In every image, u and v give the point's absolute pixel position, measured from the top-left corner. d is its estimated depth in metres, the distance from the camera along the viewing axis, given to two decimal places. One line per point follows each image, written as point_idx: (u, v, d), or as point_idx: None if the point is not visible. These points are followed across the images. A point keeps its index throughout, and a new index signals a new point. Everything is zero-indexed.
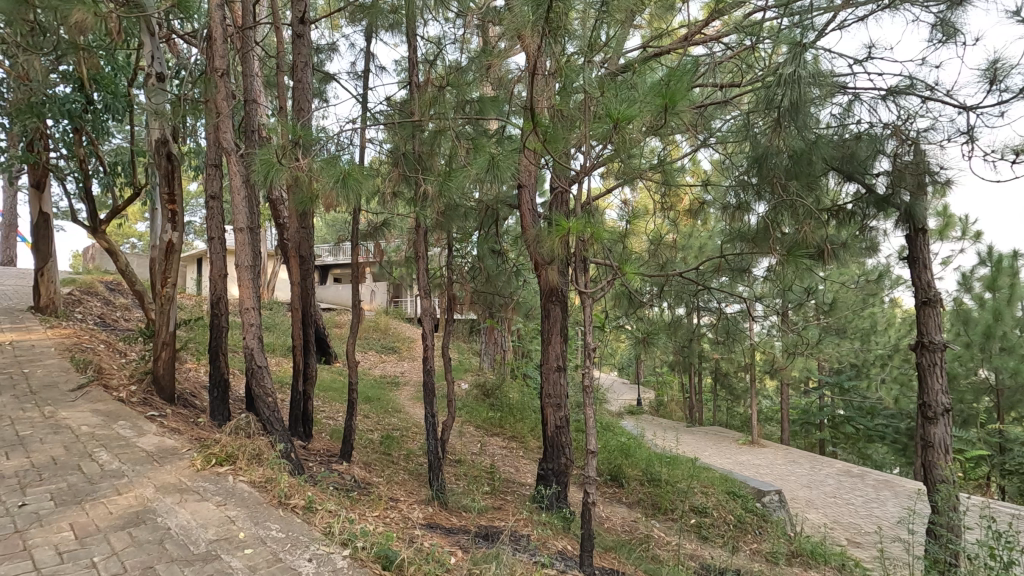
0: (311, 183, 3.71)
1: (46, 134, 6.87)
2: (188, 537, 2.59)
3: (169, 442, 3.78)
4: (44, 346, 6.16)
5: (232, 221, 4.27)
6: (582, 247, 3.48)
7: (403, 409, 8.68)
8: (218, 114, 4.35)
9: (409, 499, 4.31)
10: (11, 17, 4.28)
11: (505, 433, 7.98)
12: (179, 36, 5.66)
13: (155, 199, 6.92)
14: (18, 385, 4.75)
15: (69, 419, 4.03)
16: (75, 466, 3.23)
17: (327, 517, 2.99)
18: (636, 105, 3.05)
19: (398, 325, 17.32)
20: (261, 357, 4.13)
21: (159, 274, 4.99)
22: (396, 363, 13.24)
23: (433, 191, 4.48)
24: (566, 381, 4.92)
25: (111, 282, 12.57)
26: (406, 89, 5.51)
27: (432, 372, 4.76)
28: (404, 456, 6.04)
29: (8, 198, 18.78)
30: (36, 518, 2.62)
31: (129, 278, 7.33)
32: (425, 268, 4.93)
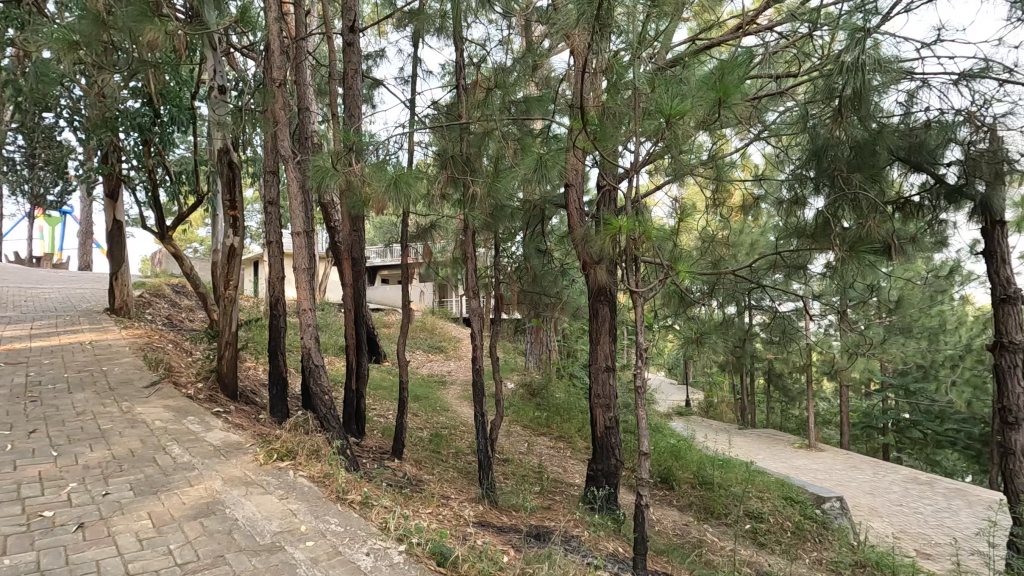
0: (364, 187, 3.82)
1: (119, 146, 7.33)
2: (254, 528, 2.72)
3: (234, 437, 3.97)
4: (120, 345, 6.60)
5: (290, 225, 4.44)
6: (632, 245, 3.45)
7: (450, 408, 8.80)
8: (276, 123, 4.53)
9: (459, 497, 4.37)
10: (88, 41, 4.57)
11: (552, 433, 7.97)
12: (238, 49, 5.91)
13: (216, 206, 7.26)
14: (98, 381, 5.09)
15: (144, 414, 4.29)
16: (151, 458, 3.44)
17: (383, 513, 3.07)
18: (690, 100, 2.99)
19: (445, 325, 17.59)
20: (318, 356, 4.28)
21: (222, 277, 5.24)
22: (443, 362, 13.45)
23: (482, 193, 4.51)
24: (615, 381, 4.85)
25: (177, 285, 13.32)
26: (452, 92, 5.58)
27: (481, 372, 4.80)
28: (453, 454, 6.13)
29: (85, 208, 20.22)
30: (119, 506, 2.80)
31: (193, 281, 7.72)
32: (473, 268, 4.98)
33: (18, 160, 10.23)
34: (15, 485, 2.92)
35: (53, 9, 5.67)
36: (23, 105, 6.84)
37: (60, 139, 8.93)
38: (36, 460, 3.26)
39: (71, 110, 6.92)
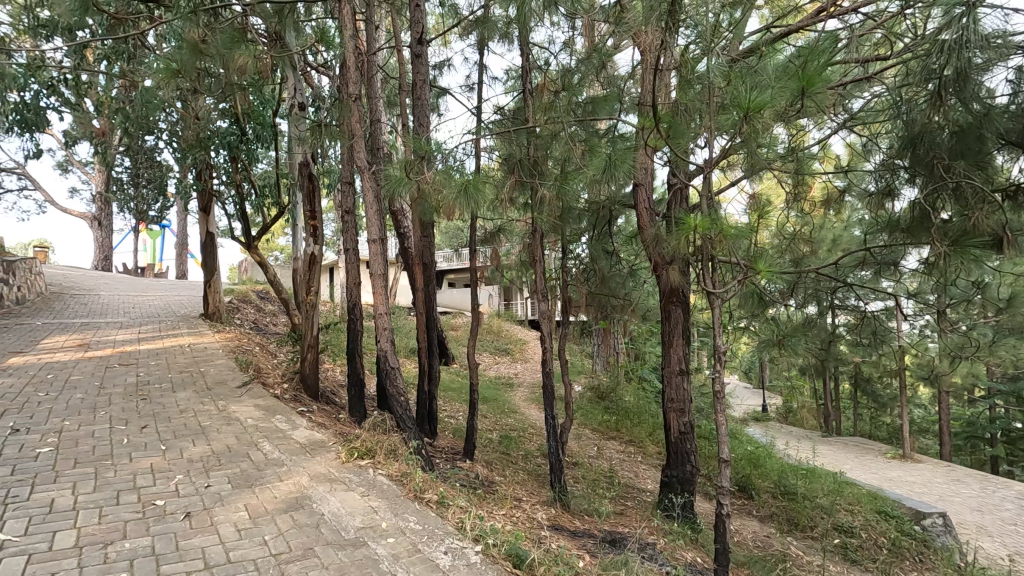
0: (436, 194, 3.92)
1: (211, 164, 7.93)
2: (340, 523, 2.85)
3: (318, 435, 4.19)
4: (214, 348, 7.15)
5: (366, 233, 4.62)
6: (708, 244, 3.35)
7: (518, 410, 8.85)
8: (352, 135, 4.73)
9: (532, 499, 4.39)
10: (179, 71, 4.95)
11: (622, 437, 7.85)
12: (315, 67, 6.24)
13: (297, 216, 7.68)
14: (197, 381, 5.52)
15: (238, 412, 4.61)
16: (246, 454, 3.69)
17: (459, 513, 3.14)
18: (770, 91, 2.85)
19: (511, 327, 17.74)
20: (393, 358, 4.43)
21: (304, 284, 5.53)
22: (509, 364, 13.56)
23: (551, 196, 4.51)
24: (690, 385, 4.69)
25: (262, 291, 14.24)
26: (517, 96, 5.63)
27: (550, 375, 4.79)
28: (523, 456, 6.16)
29: (181, 221, 22.04)
30: (220, 498, 3.02)
31: (277, 288, 8.21)
32: (542, 271, 4.98)
33: (124, 180, 11.27)
34: (131, 475, 3.20)
35: (155, 42, 6.21)
36: (129, 130, 7.52)
37: (159, 159, 9.75)
38: (147, 453, 3.57)
39: (170, 132, 7.56)
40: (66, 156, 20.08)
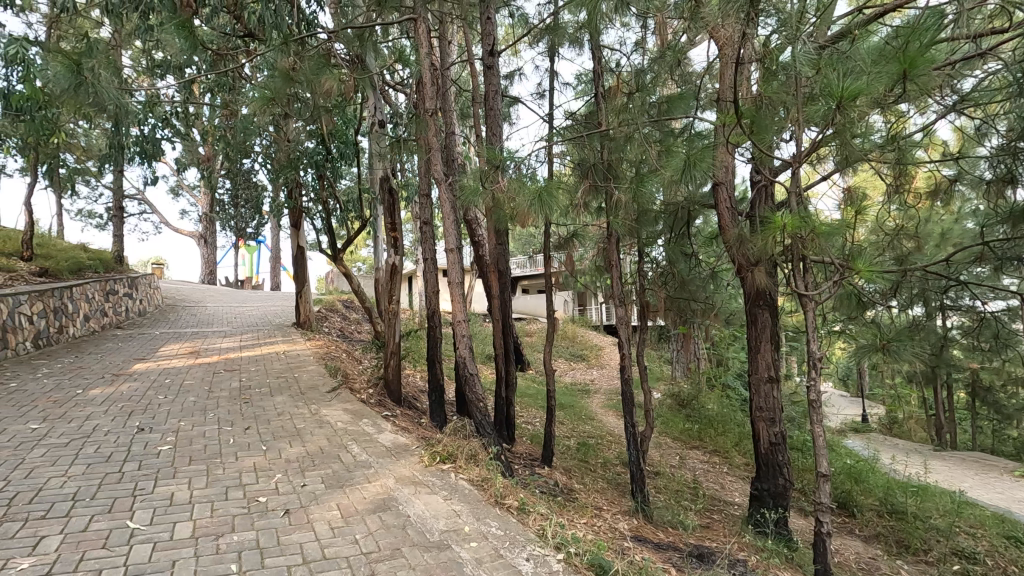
0: (511, 203, 3.98)
1: (301, 183, 8.48)
2: (424, 525, 2.93)
3: (402, 439, 4.34)
4: (306, 355, 7.64)
5: (444, 243, 4.73)
6: (798, 244, 3.16)
7: (595, 417, 8.73)
8: (429, 149, 4.88)
9: (612, 509, 4.31)
10: (274, 102, 5.35)
11: (705, 447, 7.53)
12: (392, 86, 6.52)
13: (378, 228, 8.03)
14: (292, 385, 5.91)
15: (328, 416, 4.87)
16: (336, 455, 3.89)
17: (540, 520, 3.14)
18: (866, 78, 2.64)
19: (586, 333, 17.56)
20: (472, 364, 4.53)
21: (386, 293, 5.77)
22: (585, 370, 13.42)
23: (627, 199, 4.45)
24: (781, 393, 4.43)
25: (347, 300, 15.02)
26: (588, 100, 5.60)
27: (629, 382, 4.69)
28: (602, 465, 6.06)
29: (275, 237, 23.74)
30: (315, 497, 3.20)
31: (361, 297, 8.62)
32: (618, 276, 4.89)
33: (226, 200, 12.30)
34: (237, 473, 3.47)
35: (252, 74, 6.76)
36: (230, 155, 8.21)
37: (255, 180, 10.57)
38: (250, 452, 3.86)
39: (264, 155, 8.17)
40: (178, 181, 22.27)
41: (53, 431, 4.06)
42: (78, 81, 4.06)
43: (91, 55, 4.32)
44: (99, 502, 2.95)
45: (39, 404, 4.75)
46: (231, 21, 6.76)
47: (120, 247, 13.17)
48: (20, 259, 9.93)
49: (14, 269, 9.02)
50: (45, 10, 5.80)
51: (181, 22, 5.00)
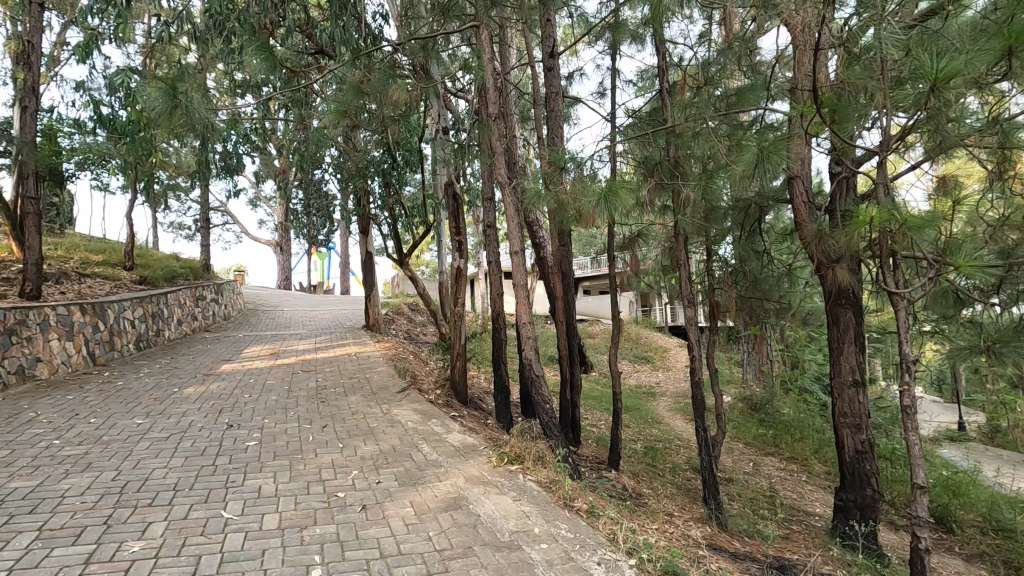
0: (575, 204, 3.96)
1: (369, 190, 8.82)
2: (495, 526, 2.96)
3: (470, 440, 4.41)
4: (376, 356, 7.93)
5: (508, 246, 4.75)
6: (886, 238, 2.96)
7: (662, 420, 8.52)
8: (493, 154, 4.93)
9: (684, 515, 4.19)
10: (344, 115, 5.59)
11: (781, 454, 7.17)
12: (455, 93, 6.66)
13: (442, 232, 8.20)
14: (365, 386, 6.14)
15: (399, 415, 5.03)
16: (408, 454, 4.00)
17: (610, 524, 3.10)
18: (965, 57, 2.44)
19: (651, 334, 17.17)
20: (538, 367, 4.54)
21: (452, 296, 5.88)
22: (650, 372, 13.14)
23: (695, 196, 4.34)
24: (867, 398, 4.16)
25: (413, 303, 15.46)
26: (652, 97, 5.49)
27: (701, 385, 4.54)
28: (671, 469, 5.90)
29: (344, 243, 24.82)
30: (389, 494, 3.31)
31: (426, 300, 8.83)
32: (687, 276, 4.74)
33: (300, 210, 12.98)
34: (317, 469, 3.65)
35: (324, 89, 7.10)
36: (303, 167, 8.65)
37: (326, 190, 11.08)
38: (329, 449, 4.05)
39: (335, 165, 8.55)
40: (256, 193, 23.74)
41: (155, 426, 4.42)
42: (173, 104, 4.45)
43: (184, 80, 4.69)
44: (196, 493, 3.19)
45: (142, 401, 5.19)
46: (304, 40, 7.14)
47: (207, 256, 14.19)
48: (123, 269, 10.90)
49: (118, 278, 9.90)
50: (142, 41, 6.34)
51: (261, 44, 5.34)
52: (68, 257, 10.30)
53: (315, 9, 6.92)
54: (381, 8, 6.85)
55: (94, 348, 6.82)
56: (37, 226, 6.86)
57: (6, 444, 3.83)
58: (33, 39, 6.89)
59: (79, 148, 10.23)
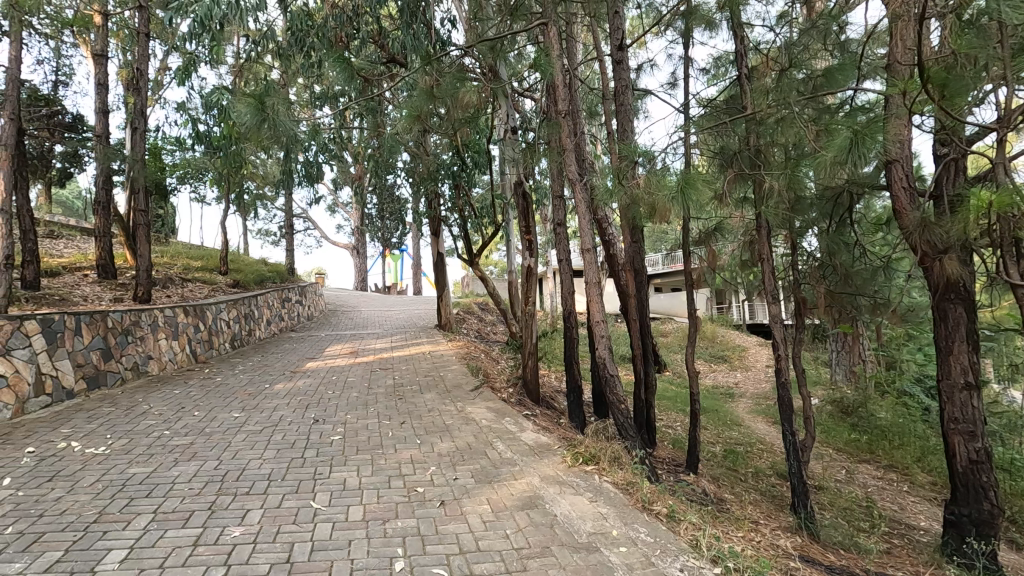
0: (649, 199, 3.85)
1: (439, 193, 9.03)
2: (572, 526, 2.93)
3: (544, 439, 4.40)
4: (449, 354, 8.11)
5: (579, 243, 4.67)
6: (1008, 225, 2.65)
7: (743, 422, 8.14)
8: (563, 151, 4.87)
9: (771, 523, 3.97)
10: (416, 121, 5.75)
11: (878, 461, 6.64)
12: (522, 93, 6.66)
13: (511, 232, 8.22)
14: (439, 384, 6.28)
15: (473, 413, 5.11)
16: (483, 452, 4.06)
17: (692, 529, 2.99)
18: None
19: (728, 333, 16.48)
20: (612, 366, 4.46)
21: (522, 295, 5.88)
22: (728, 372, 12.59)
23: (780, 186, 4.09)
24: (982, 403, 3.76)
25: (482, 303, 15.68)
26: (729, 84, 5.22)
27: (787, 387, 4.28)
28: (753, 474, 5.61)
29: (416, 245, 25.63)
30: (466, 491, 3.36)
31: (497, 299, 8.90)
32: (771, 271, 4.45)
33: (375, 215, 13.52)
34: (397, 464, 3.77)
35: (395, 96, 7.33)
36: (377, 172, 8.97)
37: (398, 194, 11.45)
38: (407, 445, 4.18)
39: (407, 170, 8.83)
40: (333, 199, 24.99)
41: (250, 420, 4.74)
42: (262, 117, 4.77)
43: (270, 95, 5.00)
44: (288, 483, 3.39)
45: (238, 396, 5.58)
46: (377, 50, 7.39)
47: (291, 260, 15.08)
48: (218, 273, 11.79)
49: (215, 282, 10.72)
50: (232, 61, 6.81)
51: (340, 57, 5.59)
52: (172, 263, 11.28)
53: (387, 19, 7.16)
54: (449, 13, 6.99)
55: (196, 346, 7.43)
56: (145, 234, 7.41)
57: (124, 434, 4.23)
58: (140, 66, 7.57)
59: (179, 164, 11.16)
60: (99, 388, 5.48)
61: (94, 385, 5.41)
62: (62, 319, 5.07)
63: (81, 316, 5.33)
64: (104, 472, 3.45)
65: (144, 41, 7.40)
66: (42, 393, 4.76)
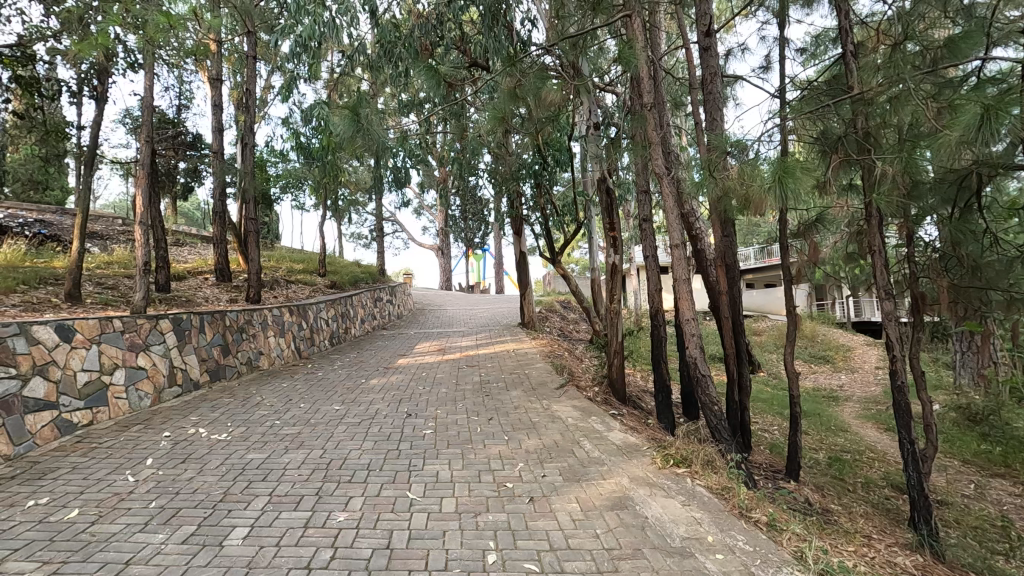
0: (743, 189, 3.66)
1: (521, 192, 9.12)
2: (664, 530, 2.85)
3: (632, 439, 4.32)
4: (534, 353, 8.15)
5: (668, 238, 4.53)
6: None
7: (850, 428, 7.53)
8: (649, 144, 4.73)
9: (887, 539, 3.65)
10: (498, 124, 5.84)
11: (1015, 477, 5.89)
12: (604, 87, 6.56)
13: (594, 229, 8.11)
14: (524, 382, 6.35)
15: (559, 411, 5.11)
16: (570, 450, 4.05)
17: (796, 540, 2.82)
18: None
19: (831, 332, 15.30)
20: (704, 366, 4.30)
21: (608, 292, 5.80)
22: (832, 374, 11.70)
23: (894, 171, 3.73)
24: None
25: (565, 301, 15.65)
26: (831, 64, 4.83)
27: (903, 391, 3.91)
28: (863, 485, 5.17)
29: (499, 245, 26.05)
30: (555, 488, 3.37)
31: (579, 298, 8.83)
32: (884, 264, 4.06)
33: (459, 216, 13.90)
34: (487, 459, 3.87)
35: (478, 99, 7.48)
36: (461, 174, 9.21)
37: (481, 195, 11.70)
38: (495, 441, 4.26)
39: (489, 171, 8.99)
40: (420, 202, 25.98)
41: (349, 412, 5.05)
42: (357, 127, 5.06)
43: (362, 106, 5.30)
44: (385, 473, 3.57)
45: (337, 390, 5.95)
46: (460, 56, 7.59)
47: (382, 262, 15.85)
48: (317, 275, 12.65)
49: (314, 283, 11.50)
50: (328, 76, 7.27)
51: (427, 65, 5.80)
52: (278, 267, 12.24)
53: (469, 24, 7.33)
54: (529, 13, 7.05)
55: (300, 343, 8.02)
56: (254, 240, 8.07)
57: (242, 422, 4.66)
58: (249, 87, 8.28)
59: (282, 174, 12.08)
60: (220, 380, 6.06)
61: (215, 378, 5.99)
62: (189, 318, 5.66)
63: (204, 315, 5.93)
64: (227, 456, 3.82)
65: (252, 63, 8.09)
66: (174, 384, 5.34)
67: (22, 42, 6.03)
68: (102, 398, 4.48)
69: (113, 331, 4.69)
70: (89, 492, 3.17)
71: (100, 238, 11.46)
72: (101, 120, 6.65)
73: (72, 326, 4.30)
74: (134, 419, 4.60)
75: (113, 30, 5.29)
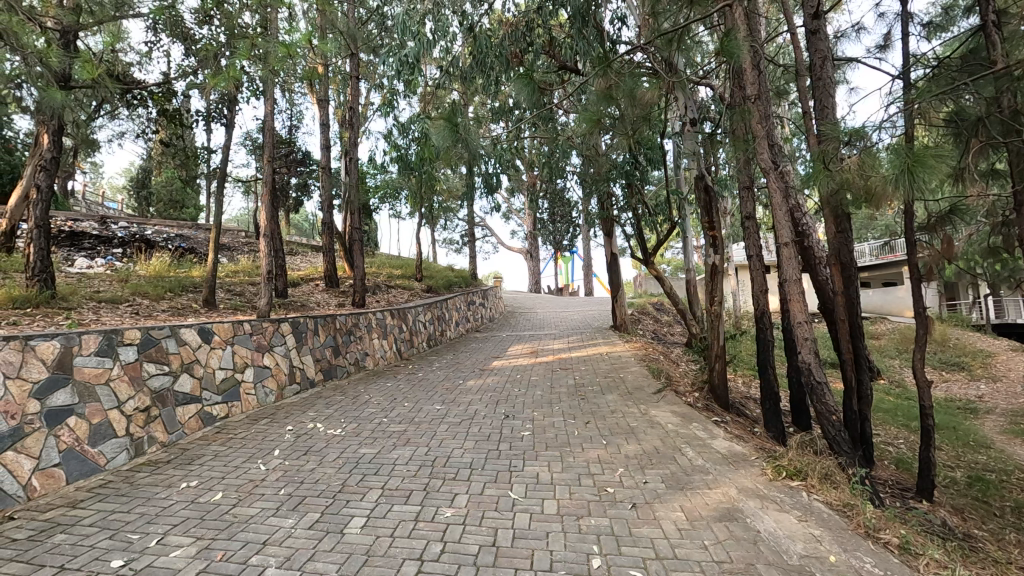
0: (862, 181, 3.37)
1: (613, 193, 9.02)
2: (780, 545, 2.69)
3: (738, 448, 4.12)
4: (628, 356, 8.01)
5: (775, 237, 4.28)
6: None
7: (992, 444, 6.67)
8: (754, 139, 4.51)
9: None
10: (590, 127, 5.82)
11: None
12: (698, 81, 6.32)
13: (688, 228, 7.81)
14: (620, 385, 6.25)
15: (658, 417, 4.97)
16: (672, 457, 3.94)
17: (935, 567, 2.57)
18: None
19: (966, 336, 13.64)
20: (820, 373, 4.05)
21: (707, 294, 5.54)
22: (968, 382, 10.43)
23: None
24: None
25: (658, 304, 15.24)
26: (968, 35, 4.29)
27: None
28: (1013, 510, 4.56)
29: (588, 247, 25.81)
30: (658, 495, 3.30)
31: (675, 300, 8.52)
32: None
33: (548, 218, 13.99)
34: (586, 462, 3.87)
35: (567, 102, 7.50)
36: (551, 178, 9.27)
37: (569, 198, 11.70)
38: (594, 444, 4.24)
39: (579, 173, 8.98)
40: (508, 207, 26.40)
41: (450, 412, 5.25)
42: (456, 137, 5.28)
43: (459, 116, 5.51)
44: (488, 472, 3.68)
45: (437, 390, 6.20)
46: (549, 60, 7.65)
47: (473, 266, 16.31)
48: (415, 280, 13.24)
49: (412, 287, 12.06)
50: (424, 90, 7.63)
51: (520, 73, 5.93)
52: (379, 273, 12.96)
53: (557, 28, 7.39)
54: (618, 12, 6.98)
55: (401, 344, 8.46)
56: (359, 248, 8.60)
57: (354, 419, 5.01)
58: (352, 105, 8.87)
59: (381, 185, 12.82)
60: (332, 378, 6.54)
61: (328, 377, 6.47)
62: (305, 322, 6.17)
63: (318, 319, 6.43)
64: (342, 450, 4.12)
65: (355, 83, 8.67)
66: (294, 382, 5.83)
67: (167, 79, 6.88)
68: (236, 393, 5.00)
69: (244, 333, 5.21)
70: (229, 478, 3.55)
71: (228, 250, 12.75)
72: (230, 144, 7.43)
73: (212, 329, 4.84)
74: (262, 414, 5.08)
75: (241, 64, 5.90)
